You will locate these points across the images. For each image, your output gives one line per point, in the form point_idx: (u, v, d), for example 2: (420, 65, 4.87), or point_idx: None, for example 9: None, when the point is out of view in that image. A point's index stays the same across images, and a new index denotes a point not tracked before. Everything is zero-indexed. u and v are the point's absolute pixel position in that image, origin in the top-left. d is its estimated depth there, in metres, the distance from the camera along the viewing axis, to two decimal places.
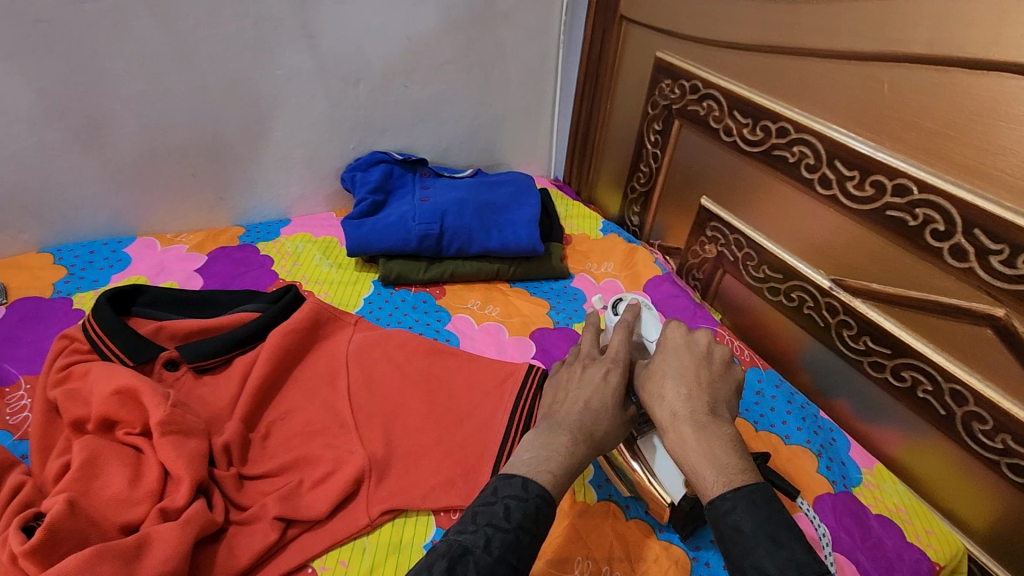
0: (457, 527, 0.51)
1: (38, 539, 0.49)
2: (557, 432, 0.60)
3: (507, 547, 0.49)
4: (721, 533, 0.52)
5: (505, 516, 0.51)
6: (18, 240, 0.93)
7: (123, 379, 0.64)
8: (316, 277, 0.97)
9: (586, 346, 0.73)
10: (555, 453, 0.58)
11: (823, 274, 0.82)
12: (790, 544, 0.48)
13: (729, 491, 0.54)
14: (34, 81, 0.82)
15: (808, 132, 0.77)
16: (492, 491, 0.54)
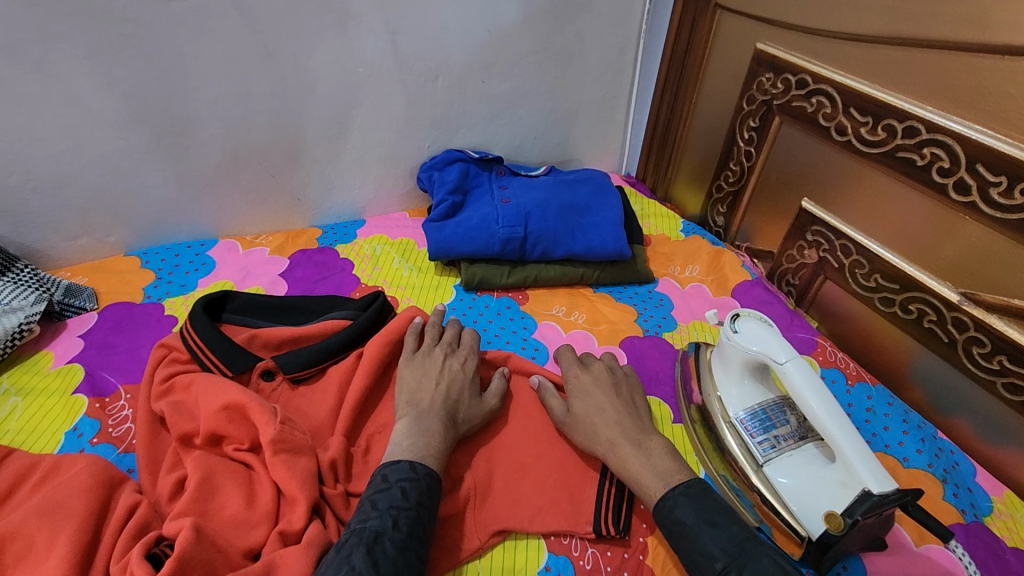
0: (359, 516, 0.54)
1: (169, 568, 0.47)
2: (425, 418, 0.65)
3: (412, 523, 0.54)
4: (669, 529, 0.58)
5: (403, 496, 0.56)
6: (105, 243, 0.92)
7: (230, 394, 0.63)
8: (397, 281, 0.95)
9: (444, 341, 0.76)
10: (429, 438, 0.63)
11: (950, 286, 0.76)
12: (726, 526, 0.55)
13: (668, 490, 0.60)
14: (120, 83, 0.79)
15: (943, 133, 0.71)
16: (383, 479, 0.57)
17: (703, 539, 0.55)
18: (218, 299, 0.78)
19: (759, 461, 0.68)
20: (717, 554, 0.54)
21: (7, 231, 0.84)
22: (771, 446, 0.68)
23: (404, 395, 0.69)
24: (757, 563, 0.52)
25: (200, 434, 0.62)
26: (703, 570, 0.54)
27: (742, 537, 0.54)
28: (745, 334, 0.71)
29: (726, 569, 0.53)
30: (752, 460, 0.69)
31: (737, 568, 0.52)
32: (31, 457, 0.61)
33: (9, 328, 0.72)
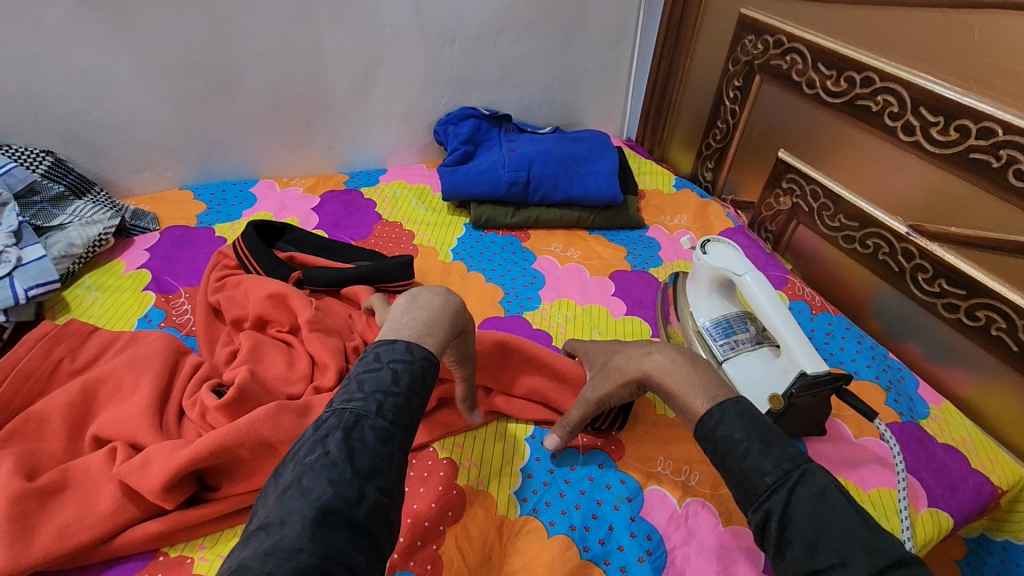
0: (344, 394, 0.51)
1: (230, 395, 0.62)
2: (426, 293, 0.61)
3: (398, 409, 0.51)
4: (715, 444, 0.55)
5: (392, 381, 0.52)
6: (163, 178, 1.06)
7: (274, 286, 0.77)
8: (414, 219, 1.07)
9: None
10: (433, 315, 0.59)
11: (900, 220, 0.86)
12: (778, 443, 0.53)
13: (715, 405, 0.57)
14: (183, 35, 0.92)
15: (894, 81, 0.80)
16: (376, 358, 0.54)
17: (752, 457, 0.52)
18: (276, 228, 0.91)
19: (719, 359, 0.79)
20: (769, 468, 0.51)
21: (84, 161, 0.98)
22: (730, 346, 0.79)
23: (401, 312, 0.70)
24: (811, 480, 0.50)
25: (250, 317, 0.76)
26: (753, 486, 0.52)
27: (794, 454, 0.52)
28: (711, 254, 0.82)
29: (777, 484, 0.50)
30: (714, 359, 0.80)
31: (792, 483, 0.50)
32: (112, 330, 0.74)
33: (91, 236, 0.86)
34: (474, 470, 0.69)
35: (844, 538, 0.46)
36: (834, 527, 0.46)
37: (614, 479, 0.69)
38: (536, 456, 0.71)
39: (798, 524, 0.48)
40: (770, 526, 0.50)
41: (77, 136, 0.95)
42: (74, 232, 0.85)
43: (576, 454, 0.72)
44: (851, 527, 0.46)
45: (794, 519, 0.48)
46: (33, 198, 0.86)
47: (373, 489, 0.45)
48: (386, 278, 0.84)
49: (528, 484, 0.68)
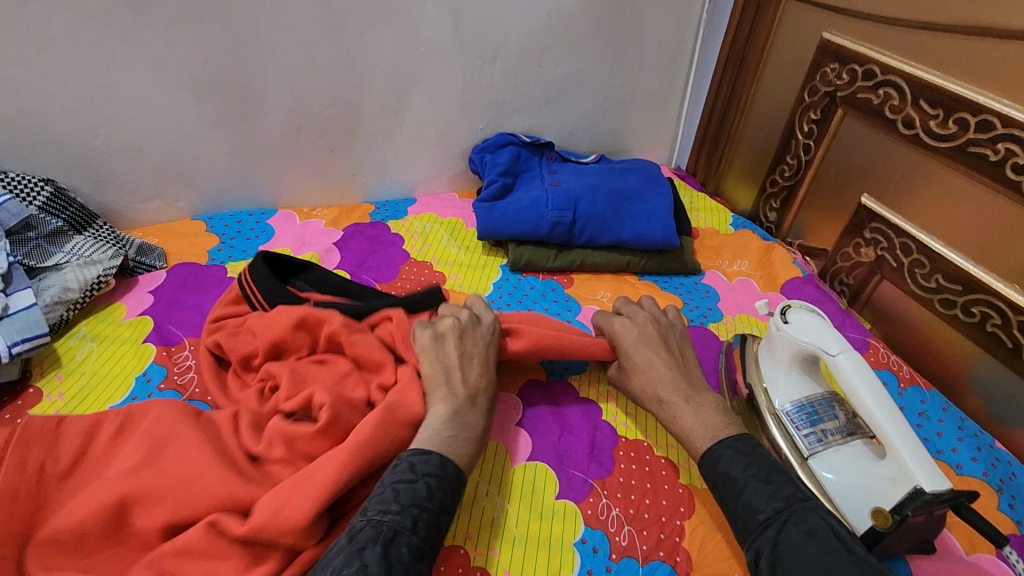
0: (381, 505, 0.51)
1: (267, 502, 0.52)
2: (464, 405, 0.62)
3: (431, 526, 0.52)
4: (715, 481, 0.59)
5: (428, 495, 0.53)
6: (175, 207, 0.97)
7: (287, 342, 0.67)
8: (445, 259, 0.96)
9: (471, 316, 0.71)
10: (469, 433, 0.60)
11: (1018, 289, 0.73)
12: (776, 482, 0.57)
13: (716, 444, 0.62)
14: (198, 53, 0.83)
15: (1021, 128, 0.68)
16: (410, 467, 0.54)
17: (748, 495, 0.57)
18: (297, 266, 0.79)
19: (804, 454, 0.67)
20: (762, 507, 0.55)
21: (88, 189, 0.90)
22: (818, 440, 0.67)
23: (433, 367, 0.64)
24: (803, 518, 0.53)
25: (260, 352, 0.67)
26: (747, 525, 0.56)
27: (788, 494, 0.56)
28: (796, 325, 0.70)
29: (770, 522, 0.54)
30: (796, 453, 0.68)
31: (782, 522, 0.54)
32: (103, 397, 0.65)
33: (89, 279, 0.77)
34: None
35: None
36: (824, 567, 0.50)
37: None
38: (587, 569, 0.60)
39: (788, 563, 0.52)
40: (761, 564, 0.53)
41: (80, 162, 0.87)
42: (71, 274, 0.77)
43: (635, 567, 0.60)
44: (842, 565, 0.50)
45: (784, 558, 0.52)
46: (27, 233, 0.78)
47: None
48: None
49: None
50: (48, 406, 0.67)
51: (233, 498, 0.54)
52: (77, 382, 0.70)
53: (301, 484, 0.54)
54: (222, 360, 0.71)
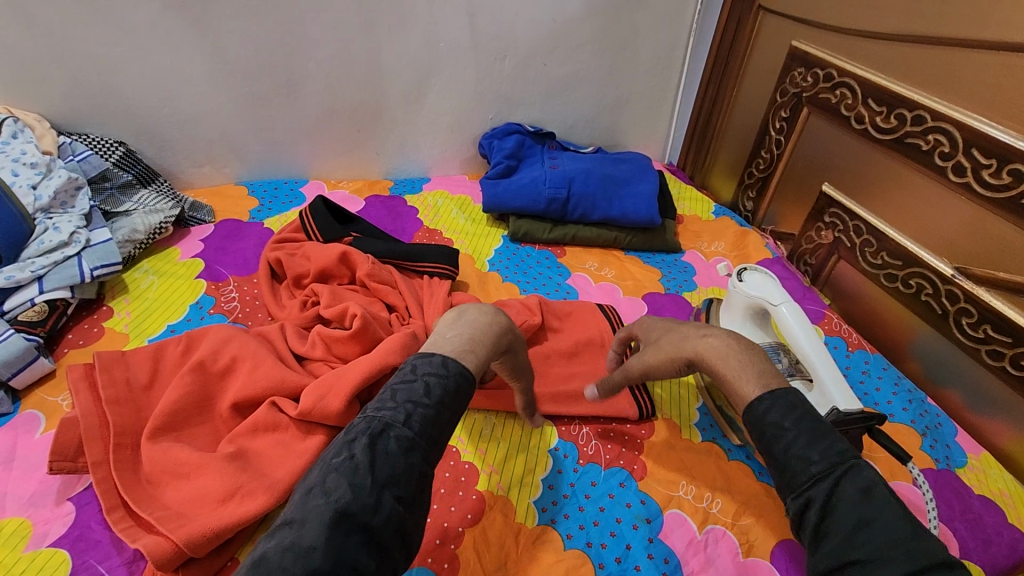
0: (376, 402, 0.47)
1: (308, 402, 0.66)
2: (476, 309, 0.59)
3: (429, 422, 0.46)
4: (764, 433, 0.52)
5: (425, 392, 0.47)
6: (221, 173, 1.11)
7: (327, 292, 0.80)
8: (453, 228, 1.10)
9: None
10: (465, 324, 0.55)
11: (946, 262, 0.84)
12: (832, 436, 0.50)
13: (767, 393, 0.53)
14: (251, 40, 0.98)
15: (946, 121, 0.79)
16: (411, 368, 0.50)
17: (799, 446, 0.49)
18: (349, 218, 0.98)
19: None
20: (816, 459, 0.48)
21: (151, 153, 1.05)
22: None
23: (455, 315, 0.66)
24: (858, 474, 0.47)
25: (310, 273, 0.86)
26: (796, 476, 0.49)
27: (842, 448, 0.49)
28: (748, 282, 0.82)
29: (822, 475, 0.48)
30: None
31: (837, 475, 0.47)
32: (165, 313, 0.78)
33: (153, 224, 0.91)
34: (495, 476, 0.70)
35: (886, 538, 0.43)
36: (877, 527, 0.44)
37: (634, 499, 0.69)
38: (558, 469, 0.72)
39: (840, 516, 0.46)
40: (810, 515, 0.47)
41: (147, 129, 1.02)
42: (138, 219, 0.91)
43: (598, 470, 0.72)
44: (896, 526, 0.44)
45: (841, 509, 0.46)
46: (104, 184, 0.93)
47: (388, 498, 0.41)
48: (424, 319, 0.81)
49: (548, 495, 0.69)
50: (118, 321, 0.81)
51: (284, 383, 0.69)
52: (141, 305, 0.83)
53: (339, 378, 0.68)
54: (275, 275, 0.89)
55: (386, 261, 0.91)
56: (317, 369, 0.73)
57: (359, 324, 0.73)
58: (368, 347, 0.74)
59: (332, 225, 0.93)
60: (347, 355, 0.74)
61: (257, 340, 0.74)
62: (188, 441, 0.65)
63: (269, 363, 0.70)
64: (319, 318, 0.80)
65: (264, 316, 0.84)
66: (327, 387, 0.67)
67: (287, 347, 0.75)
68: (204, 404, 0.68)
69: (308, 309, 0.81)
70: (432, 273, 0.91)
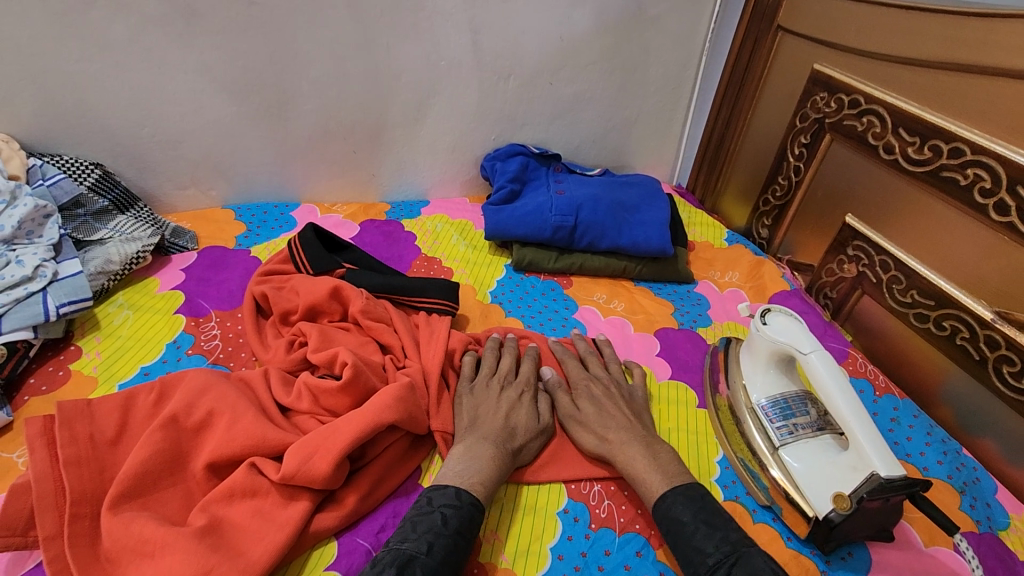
0: (399, 535, 0.56)
1: (291, 466, 0.59)
2: (479, 444, 0.66)
3: (448, 551, 0.55)
4: (667, 526, 0.61)
5: (443, 522, 0.57)
6: (207, 196, 1.05)
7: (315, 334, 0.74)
8: (453, 255, 1.03)
9: (504, 366, 0.77)
10: (483, 463, 0.64)
11: (984, 305, 0.78)
12: (723, 527, 0.59)
13: (669, 490, 0.63)
14: (240, 57, 0.92)
15: (988, 155, 0.74)
16: (428, 501, 0.59)
17: (698, 539, 0.58)
18: (342, 246, 0.91)
19: (775, 445, 0.72)
20: (710, 551, 0.57)
21: (131, 174, 0.98)
22: (788, 431, 0.72)
23: (466, 418, 0.71)
24: (748, 563, 0.55)
25: (299, 310, 0.79)
26: (697, 566, 0.57)
27: (735, 540, 0.58)
28: (775, 326, 0.75)
29: (718, 564, 0.56)
30: (769, 443, 0.73)
31: (729, 564, 0.56)
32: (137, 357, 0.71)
33: (129, 253, 0.85)
34: (499, 545, 0.64)
35: None
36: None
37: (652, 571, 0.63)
38: (568, 535, 0.65)
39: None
40: None
41: (127, 150, 0.95)
42: (113, 248, 0.84)
43: (612, 536, 0.65)
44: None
45: None
46: (77, 210, 0.86)
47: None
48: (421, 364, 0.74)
49: (557, 567, 0.62)
50: (86, 363, 0.74)
51: (265, 442, 0.62)
52: (113, 344, 0.77)
53: (328, 437, 0.61)
54: (261, 310, 0.82)
55: (382, 296, 0.85)
56: (304, 423, 0.66)
57: (349, 373, 0.66)
58: (360, 399, 0.67)
59: (323, 256, 0.87)
60: (337, 408, 0.67)
61: (238, 389, 0.67)
62: (157, 509, 0.58)
63: (249, 417, 0.63)
64: (306, 362, 0.73)
65: (247, 356, 0.77)
66: (312, 448, 0.60)
67: (270, 397, 0.68)
68: (177, 465, 0.61)
69: (294, 351, 0.75)
70: (432, 309, 0.85)
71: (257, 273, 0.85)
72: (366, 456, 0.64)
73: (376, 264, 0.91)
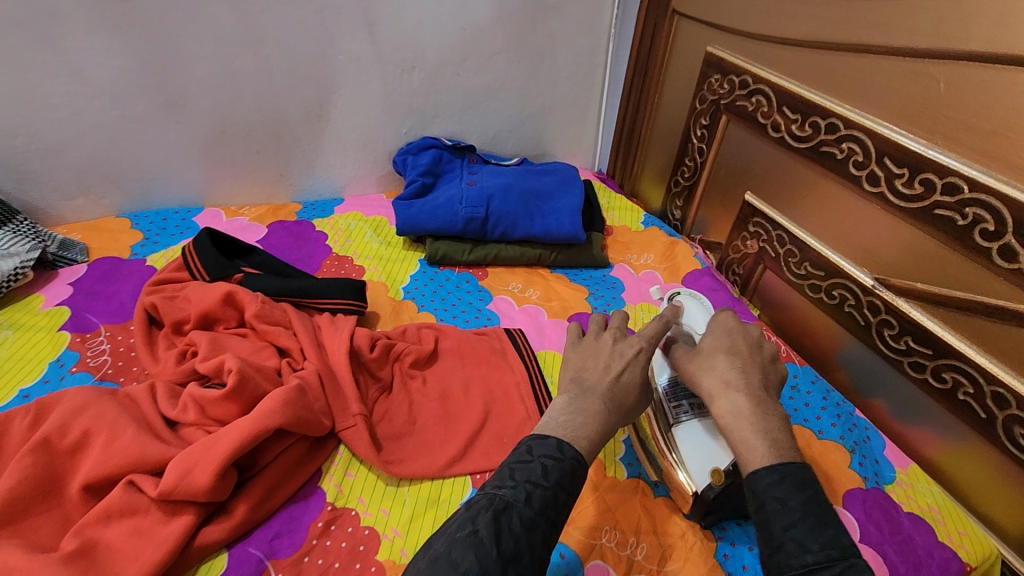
0: (495, 480, 0.50)
1: (169, 483, 0.57)
2: (586, 398, 0.58)
3: (547, 503, 0.48)
4: (763, 505, 0.50)
5: (542, 474, 0.50)
6: (100, 205, 1.00)
7: (206, 342, 0.71)
8: (366, 253, 1.02)
9: (616, 323, 0.68)
10: (588, 419, 0.56)
11: (866, 272, 0.82)
12: (837, 525, 0.47)
13: (777, 464, 0.52)
14: (119, 57, 0.87)
15: (858, 129, 0.77)
16: (528, 449, 0.52)
17: (801, 531, 0.47)
18: (243, 250, 0.88)
19: (670, 422, 0.70)
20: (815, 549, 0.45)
21: (10, 187, 0.93)
22: (685, 411, 0.70)
23: (569, 373, 0.63)
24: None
25: (191, 318, 0.76)
26: (789, 561, 0.46)
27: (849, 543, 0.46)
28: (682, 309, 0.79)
29: (820, 566, 0.44)
30: (665, 421, 0.71)
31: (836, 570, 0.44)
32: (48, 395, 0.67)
33: (5, 271, 0.80)
34: (398, 542, 0.62)
35: None
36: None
37: (552, 553, 0.64)
38: None
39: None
40: None
41: (3, 161, 0.90)
42: None
43: None
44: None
45: None
46: None
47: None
48: (320, 367, 0.72)
49: None
50: None
51: (144, 458, 0.59)
52: None
53: (210, 447, 0.59)
54: (154, 321, 0.79)
55: (284, 299, 0.83)
56: (190, 435, 0.64)
57: (234, 380, 0.64)
58: (249, 406, 0.65)
59: (219, 261, 0.83)
60: (225, 417, 0.65)
61: (120, 405, 0.65)
62: (26, 538, 0.55)
63: (129, 433, 0.61)
64: (197, 372, 0.71)
65: (138, 371, 0.74)
66: (194, 460, 0.59)
67: (155, 411, 0.65)
68: (51, 489, 0.59)
69: (186, 361, 0.72)
70: (337, 309, 0.83)
71: (149, 283, 0.82)
72: (257, 464, 0.63)
73: (281, 267, 0.88)
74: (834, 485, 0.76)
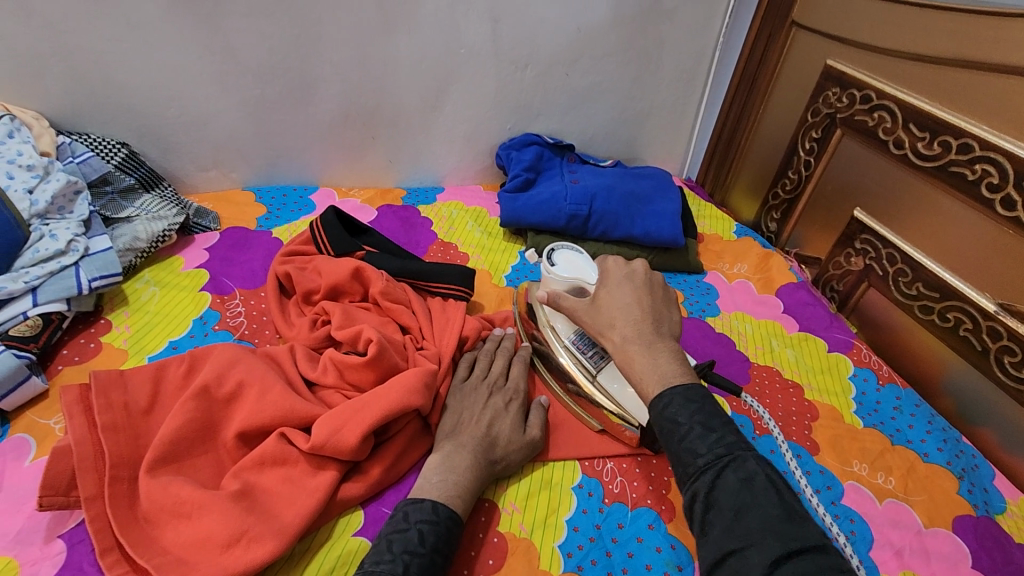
0: (374, 557, 0.52)
1: (319, 440, 0.61)
2: (458, 453, 0.64)
3: (424, 571, 0.52)
4: (661, 427, 0.54)
5: (419, 541, 0.54)
6: (229, 178, 1.07)
7: (338, 313, 0.76)
8: (469, 241, 1.05)
9: (495, 370, 0.75)
10: (459, 476, 0.61)
11: (988, 297, 0.80)
12: (720, 429, 0.52)
13: (667, 389, 0.56)
14: (265, 40, 0.93)
15: (995, 150, 0.76)
16: (404, 517, 0.56)
17: (691, 439, 0.52)
18: (360, 230, 0.93)
19: (593, 372, 0.73)
20: (703, 452, 0.51)
21: (156, 155, 1.00)
22: (600, 357, 0.73)
23: (445, 427, 0.68)
24: (742, 465, 0.49)
25: (322, 290, 0.81)
26: (685, 467, 0.51)
27: (733, 442, 0.51)
28: (560, 265, 0.77)
29: (709, 467, 0.50)
30: (587, 370, 0.73)
31: (720, 467, 0.50)
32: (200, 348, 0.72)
33: (156, 231, 0.87)
34: (517, 516, 0.66)
35: (760, 524, 0.46)
36: (753, 515, 0.46)
37: (665, 544, 0.65)
38: (584, 508, 0.68)
39: (720, 507, 0.48)
40: (695, 507, 0.50)
41: (152, 130, 0.97)
42: (141, 226, 0.87)
43: (625, 511, 0.68)
44: (768, 511, 0.46)
45: (718, 501, 0.48)
46: (105, 188, 0.90)
47: None
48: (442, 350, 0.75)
49: (573, 538, 0.65)
50: (116, 336, 0.76)
51: (293, 413, 0.64)
52: (142, 319, 0.79)
53: (358, 411, 0.63)
54: (284, 290, 0.84)
55: (401, 279, 0.87)
56: (329, 398, 0.68)
57: (374, 351, 0.68)
58: (383, 376, 0.69)
59: (343, 238, 0.88)
60: (362, 383, 0.69)
61: (265, 363, 0.69)
62: (191, 474, 0.60)
63: (278, 389, 0.65)
64: (330, 339, 0.76)
65: (272, 334, 0.80)
66: (342, 421, 0.63)
67: (296, 372, 0.70)
68: (209, 432, 0.63)
69: (318, 328, 0.77)
70: (447, 294, 0.85)
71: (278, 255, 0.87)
72: (389, 432, 0.66)
73: (393, 249, 0.92)
74: (942, 510, 0.75)
